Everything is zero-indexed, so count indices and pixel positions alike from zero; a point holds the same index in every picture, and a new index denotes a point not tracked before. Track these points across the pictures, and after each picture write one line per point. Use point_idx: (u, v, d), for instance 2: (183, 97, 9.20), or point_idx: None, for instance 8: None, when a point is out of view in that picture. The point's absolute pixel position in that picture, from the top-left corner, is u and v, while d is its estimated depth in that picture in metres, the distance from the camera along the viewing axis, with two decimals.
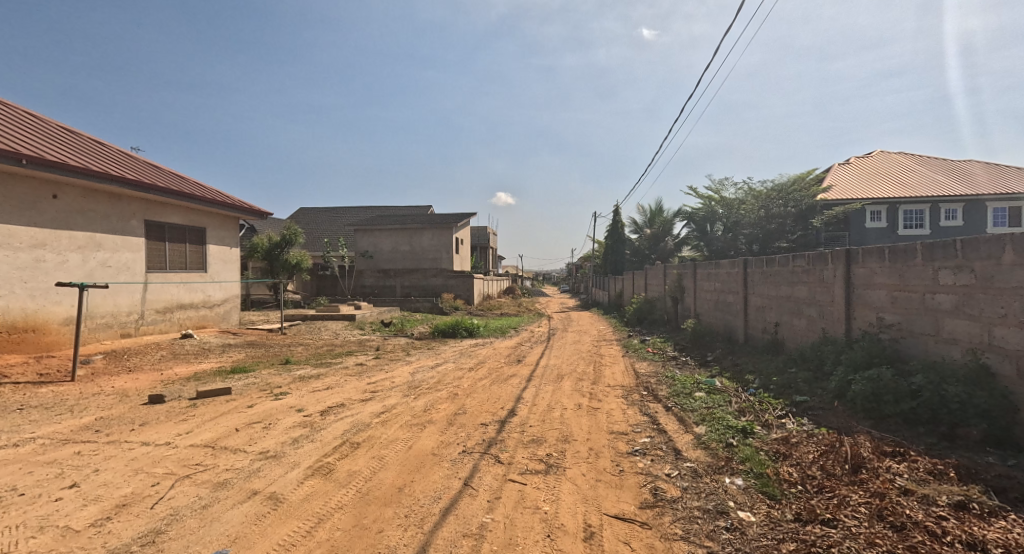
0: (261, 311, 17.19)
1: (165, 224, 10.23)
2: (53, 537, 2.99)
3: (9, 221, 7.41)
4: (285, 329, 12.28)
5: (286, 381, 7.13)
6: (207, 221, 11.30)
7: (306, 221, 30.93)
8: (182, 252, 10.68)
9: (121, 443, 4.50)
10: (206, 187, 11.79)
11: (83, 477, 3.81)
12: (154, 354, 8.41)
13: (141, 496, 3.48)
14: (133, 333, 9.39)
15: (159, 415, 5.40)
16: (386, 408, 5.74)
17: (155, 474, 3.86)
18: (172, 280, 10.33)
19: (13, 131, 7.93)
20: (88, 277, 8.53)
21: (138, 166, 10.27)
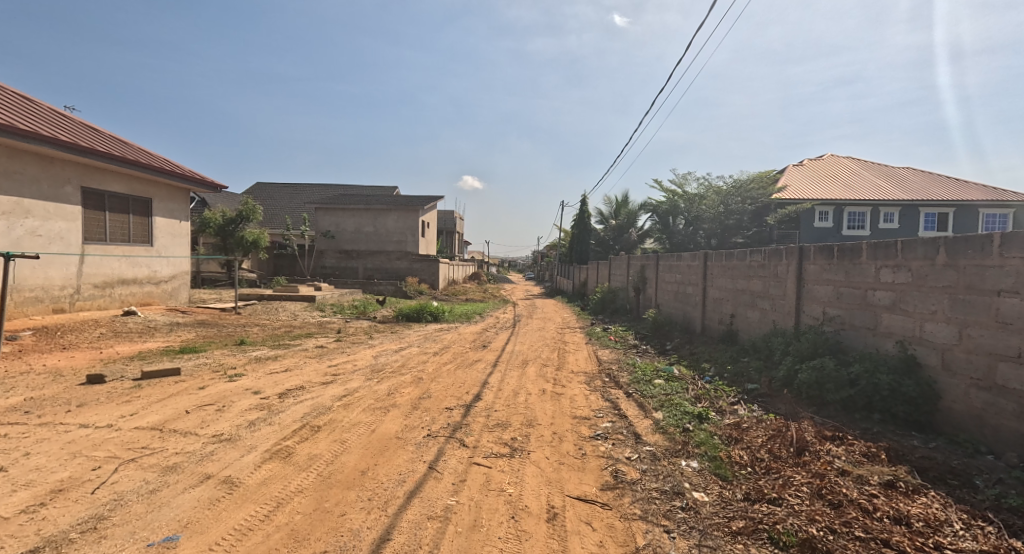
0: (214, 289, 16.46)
1: (106, 192, 9.55)
2: None
3: None
4: (240, 308, 11.81)
5: (241, 362, 6.89)
6: (152, 192, 10.61)
7: (263, 197, 29.60)
8: (125, 223, 10.01)
9: (56, 426, 4.22)
10: (153, 155, 11.06)
11: (12, 461, 3.55)
12: (93, 331, 7.90)
13: (82, 481, 3.30)
14: (68, 308, 8.76)
15: (99, 396, 5.09)
16: (348, 391, 5.66)
17: (95, 458, 3.65)
18: (113, 254, 9.69)
19: None
20: (14, 246, 7.87)
21: (75, 128, 9.50)
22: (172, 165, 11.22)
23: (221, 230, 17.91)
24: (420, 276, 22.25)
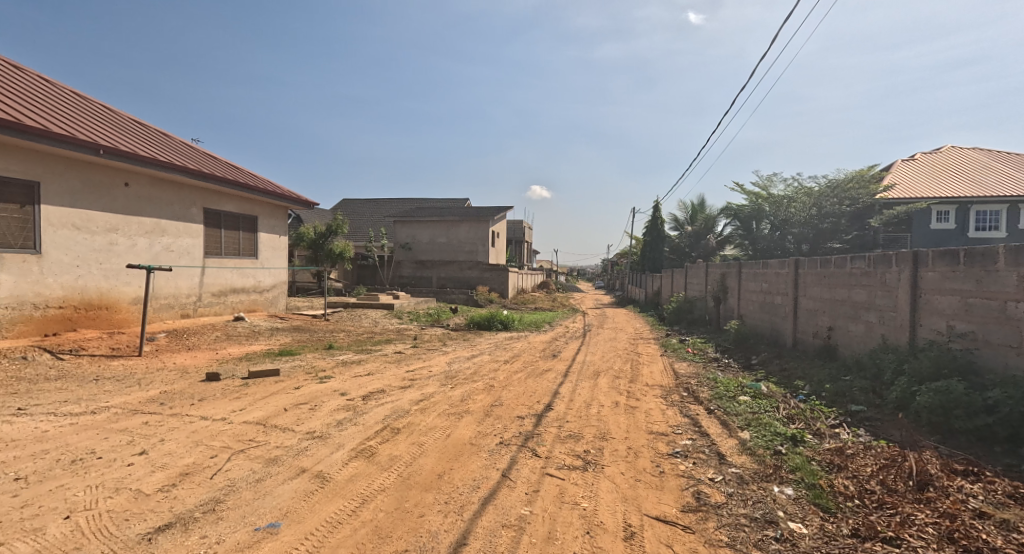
0: (306, 298, 17.85)
1: (222, 211, 10.69)
2: (128, 498, 3.18)
3: (89, 206, 7.87)
4: (328, 315, 12.69)
5: (330, 365, 7.37)
6: (259, 210, 11.74)
7: (348, 212, 31.78)
8: (237, 238, 11.16)
9: (183, 417, 4.76)
10: (259, 177, 12.24)
11: (150, 445, 4.04)
12: (210, 334, 8.88)
13: (202, 466, 3.67)
14: (192, 314, 9.90)
15: (216, 392, 5.67)
16: (425, 396, 5.84)
17: (213, 446, 4.06)
18: (227, 265, 10.82)
19: (88, 123, 8.37)
20: (154, 260, 9.01)
21: (197, 156, 10.74)
22: (274, 186, 12.35)
23: (313, 243, 19.48)
24: (490, 285, 22.67)
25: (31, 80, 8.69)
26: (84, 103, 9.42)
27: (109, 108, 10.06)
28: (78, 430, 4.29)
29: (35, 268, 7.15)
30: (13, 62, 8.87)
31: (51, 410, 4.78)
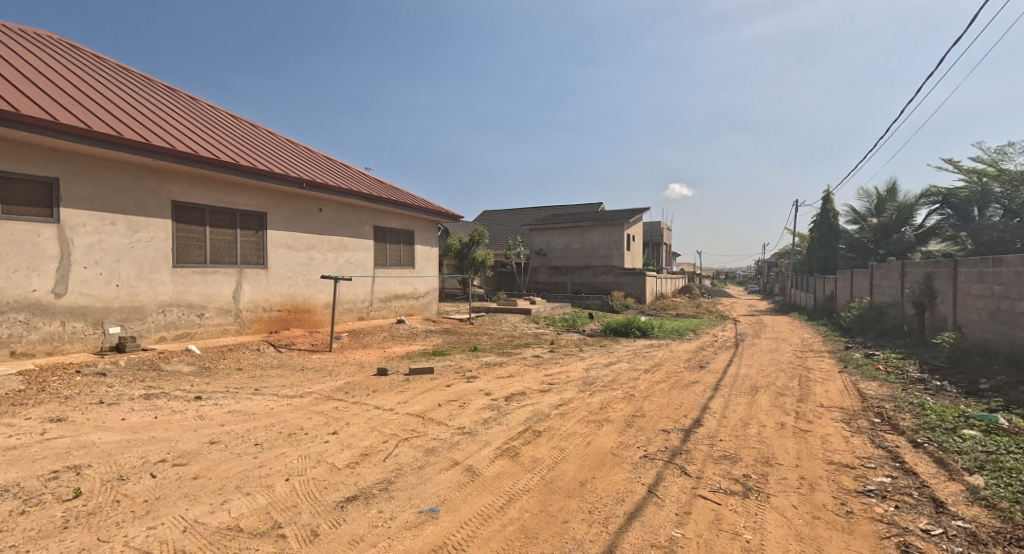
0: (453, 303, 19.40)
1: (389, 228, 12.12)
2: (326, 469, 3.78)
3: (295, 229, 9.51)
4: (473, 319, 13.62)
5: (475, 366, 7.89)
6: (415, 225, 13.07)
7: (489, 222, 33.82)
8: (399, 250, 12.56)
9: (362, 405, 5.54)
10: (416, 196, 13.68)
11: (339, 427, 4.77)
12: (380, 334, 10.21)
13: (377, 450, 4.22)
14: (366, 316, 11.43)
15: (384, 385, 6.48)
16: (564, 401, 5.90)
17: (385, 433, 4.64)
18: (391, 275, 12.17)
19: (293, 162, 10.12)
20: (340, 271, 10.52)
21: (368, 182, 12.36)
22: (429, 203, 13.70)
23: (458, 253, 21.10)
24: (627, 290, 22.05)
25: (253, 133, 10.87)
26: (287, 146, 11.47)
27: (308, 149, 12.27)
28: (292, 409, 5.28)
29: (264, 279, 8.94)
30: (243, 120, 11.22)
31: (273, 392, 5.95)
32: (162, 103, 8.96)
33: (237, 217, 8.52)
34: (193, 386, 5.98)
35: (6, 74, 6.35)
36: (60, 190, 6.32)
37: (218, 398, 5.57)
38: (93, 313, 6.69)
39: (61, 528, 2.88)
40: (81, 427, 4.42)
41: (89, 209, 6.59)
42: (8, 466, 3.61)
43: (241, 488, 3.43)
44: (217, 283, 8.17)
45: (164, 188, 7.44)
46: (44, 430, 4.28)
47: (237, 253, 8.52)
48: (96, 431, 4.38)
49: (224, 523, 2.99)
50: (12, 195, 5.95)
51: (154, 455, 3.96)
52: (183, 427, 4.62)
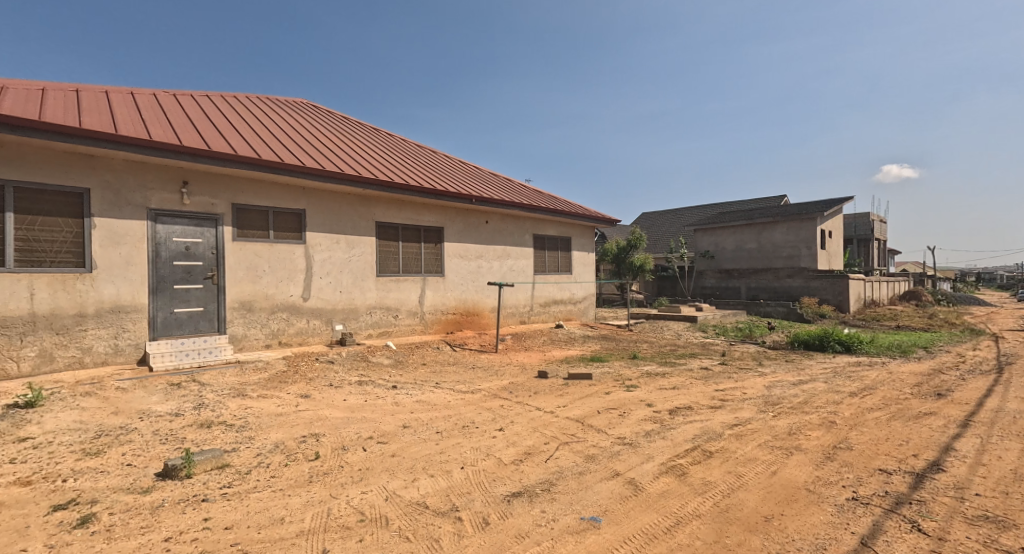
0: (611, 309, 19.11)
1: (549, 236, 12.52)
2: (494, 463, 4.07)
3: (466, 241, 10.48)
4: (633, 326, 13.24)
5: (636, 374, 7.64)
6: (574, 231, 13.22)
7: (649, 224, 32.55)
8: (556, 258, 12.81)
9: (524, 405, 5.81)
10: (574, 203, 13.90)
11: (505, 424, 5.09)
12: (539, 338, 10.62)
13: (539, 450, 4.38)
14: (527, 320, 11.97)
15: (545, 387, 6.71)
16: (740, 421, 5.32)
17: (546, 434, 4.80)
18: (549, 281, 12.52)
19: (463, 180, 11.16)
20: (504, 277, 11.25)
21: (528, 193, 12.97)
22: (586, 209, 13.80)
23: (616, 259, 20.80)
24: (821, 296, 18.95)
25: (431, 158, 12.33)
26: (458, 166, 12.71)
27: (476, 168, 13.49)
28: (465, 403, 5.81)
29: (441, 285, 10.04)
30: (423, 149, 12.83)
31: (448, 386, 6.65)
32: (364, 142, 10.79)
33: (422, 232, 9.75)
34: (388, 376, 7.04)
35: (268, 136, 8.38)
36: (304, 218, 8.03)
37: (408, 388, 6.44)
38: (328, 314, 8.33)
39: (306, 481, 3.66)
40: (317, 403, 5.56)
41: (322, 232, 8.25)
42: (272, 427, 4.73)
43: (427, 470, 3.89)
44: (407, 289, 9.45)
45: (369, 211, 8.91)
46: (295, 403, 5.51)
47: (421, 263, 9.73)
48: (328, 407, 5.47)
49: (414, 498, 3.43)
50: (278, 224, 7.78)
51: (364, 432, 4.76)
52: (384, 411, 5.46)
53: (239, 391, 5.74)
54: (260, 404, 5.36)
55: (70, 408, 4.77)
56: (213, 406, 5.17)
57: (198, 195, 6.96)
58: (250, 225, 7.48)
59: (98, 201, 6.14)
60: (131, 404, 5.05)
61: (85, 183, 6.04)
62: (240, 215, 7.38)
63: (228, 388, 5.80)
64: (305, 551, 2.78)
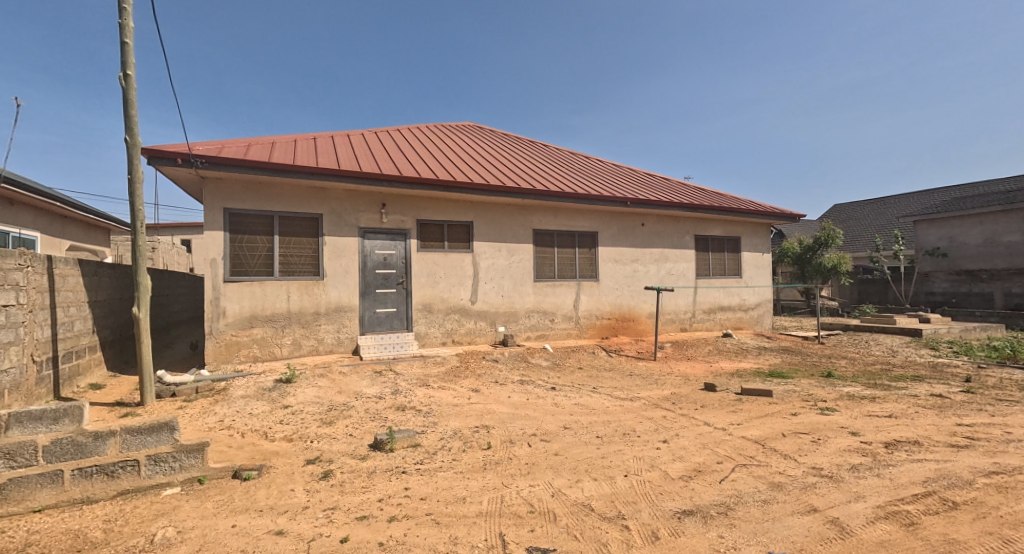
0: (791, 317, 16.82)
1: (712, 236, 11.61)
2: (659, 476, 3.97)
3: (621, 245, 10.37)
4: (824, 338, 11.45)
5: (832, 396, 6.59)
6: (744, 230, 12.01)
7: (846, 218, 27.71)
8: (723, 260, 11.79)
9: (691, 418, 5.52)
10: (743, 199, 12.64)
11: (669, 436, 4.91)
12: (704, 347, 9.93)
13: (710, 469, 4.13)
14: (689, 328, 11.27)
15: (715, 402, 6.25)
16: (1001, 468, 4.18)
17: (718, 453, 4.49)
18: (715, 285, 11.61)
19: (618, 184, 11.05)
20: (661, 282, 10.81)
21: (689, 191, 12.24)
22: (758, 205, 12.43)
23: (799, 259, 18.28)
24: None
25: (586, 164, 12.53)
26: (613, 170, 12.66)
27: (631, 170, 13.25)
28: (625, 411, 5.77)
29: (596, 290, 10.10)
30: (578, 156, 13.12)
31: (607, 392, 6.66)
32: (523, 155, 11.48)
33: (576, 237, 9.96)
34: (548, 377, 7.34)
35: (442, 158, 9.49)
36: (472, 229, 8.86)
37: (566, 391, 6.64)
38: (491, 316, 9.05)
39: (481, 468, 4.07)
40: (485, 397, 6.11)
41: (487, 241, 9.01)
42: (451, 415, 5.35)
43: (589, 473, 4.00)
44: (562, 293, 9.73)
45: (528, 219, 9.43)
46: (468, 396, 6.14)
47: (576, 268, 9.93)
48: (494, 402, 5.97)
49: (578, 498, 3.56)
50: (452, 235, 8.73)
51: (528, 428, 5.08)
52: (545, 410, 5.74)
53: (424, 382, 6.62)
54: (441, 395, 6.10)
55: (311, 385, 6.07)
56: (405, 393, 6.06)
57: (392, 214, 8.21)
58: (430, 238, 8.56)
59: (326, 224, 7.68)
60: (347, 385, 6.22)
61: (317, 209, 7.62)
62: (422, 228, 8.49)
63: (415, 378, 6.73)
64: (484, 530, 3.12)
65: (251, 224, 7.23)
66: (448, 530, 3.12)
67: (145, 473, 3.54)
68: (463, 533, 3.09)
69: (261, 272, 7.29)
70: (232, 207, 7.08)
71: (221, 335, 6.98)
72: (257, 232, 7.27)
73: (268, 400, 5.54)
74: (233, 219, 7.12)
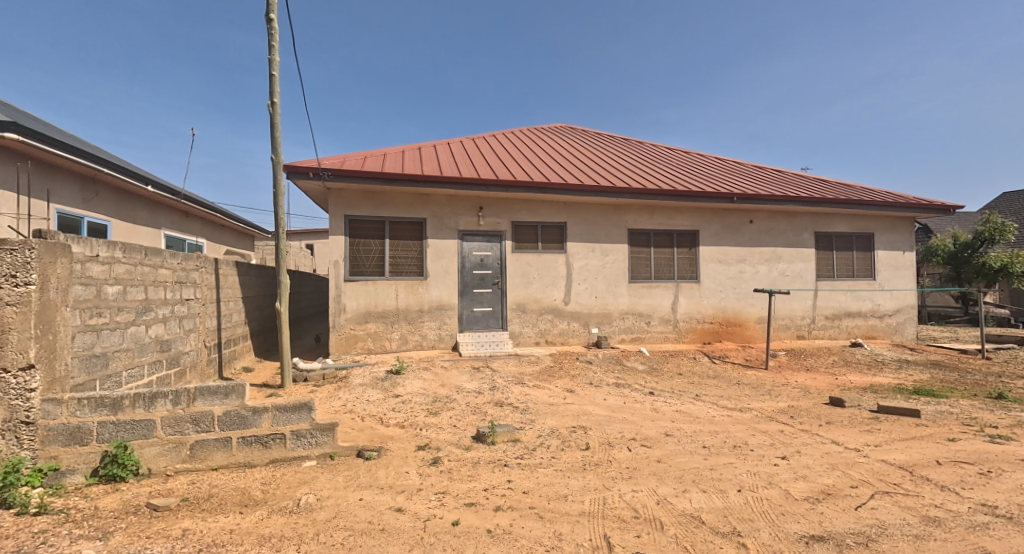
0: (941, 327, 14.50)
1: (833, 233, 10.43)
2: (779, 494, 3.66)
3: (725, 243, 9.73)
4: (987, 353, 9.72)
5: (1002, 421, 5.56)
6: (875, 226, 10.63)
7: (1017, 210, 23.27)
8: (850, 259, 10.55)
9: (814, 435, 5.00)
10: (873, 191, 11.20)
11: (789, 453, 4.49)
12: (827, 358, 8.94)
13: (843, 493, 3.71)
14: (808, 335, 10.23)
15: (844, 418, 5.60)
16: None
17: (851, 476, 4.01)
18: (840, 288, 10.43)
19: (723, 179, 10.38)
20: (772, 284, 9.95)
21: (806, 184, 11.13)
22: (891, 197, 10.93)
23: (955, 257, 15.76)
24: None
25: (686, 159, 11.96)
26: (716, 164, 11.93)
27: (736, 163, 12.37)
28: (735, 422, 5.38)
29: (697, 292, 9.57)
30: (677, 152, 12.56)
31: (713, 400, 6.26)
32: (618, 154, 11.24)
33: (674, 236, 9.52)
34: (647, 382, 7.10)
35: (537, 160, 9.62)
36: (566, 229, 8.86)
37: (666, 397, 6.36)
38: (585, 317, 8.96)
39: (581, 467, 4.04)
40: (581, 399, 6.05)
41: (581, 241, 8.95)
42: (548, 414, 5.38)
43: (697, 483, 3.79)
44: (659, 295, 9.35)
45: (622, 219, 9.21)
46: (564, 396, 6.13)
47: (674, 269, 9.50)
48: (590, 403, 5.89)
49: (686, 509, 3.39)
50: (546, 236, 8.81)
51: (627, 432, 4.95)
52: (644, 415, 5.55)
53: (519, 380, 6.73)
54: (537, 393, 6.16)
55: (417, 378, 6.46)
56: (502, 389, 6.21)
57: (489, 216, 8.48)
58: (525, 239, 8.70)
59: (429, 227, 8.15)
60: (449, 379, 6.53)
61: (421, 214, 8.12)
62: (518, 230, 8.67)
63: (512, 375, 6.87)
64: (588, 530, 3.11)
65: (365, 229, 7.88)
66: (552, 526, 3.15)
67: (290, 446, 4.06)
68: (567, 530, 3.10)
69: (374, 273, 7.92)
70: (351, 214, 7.79)
71: (342, 329, 7.71)
72: (370, 235, 7.91)
73: (382, 389, 5.99)
74: (351, 225, 7.82)
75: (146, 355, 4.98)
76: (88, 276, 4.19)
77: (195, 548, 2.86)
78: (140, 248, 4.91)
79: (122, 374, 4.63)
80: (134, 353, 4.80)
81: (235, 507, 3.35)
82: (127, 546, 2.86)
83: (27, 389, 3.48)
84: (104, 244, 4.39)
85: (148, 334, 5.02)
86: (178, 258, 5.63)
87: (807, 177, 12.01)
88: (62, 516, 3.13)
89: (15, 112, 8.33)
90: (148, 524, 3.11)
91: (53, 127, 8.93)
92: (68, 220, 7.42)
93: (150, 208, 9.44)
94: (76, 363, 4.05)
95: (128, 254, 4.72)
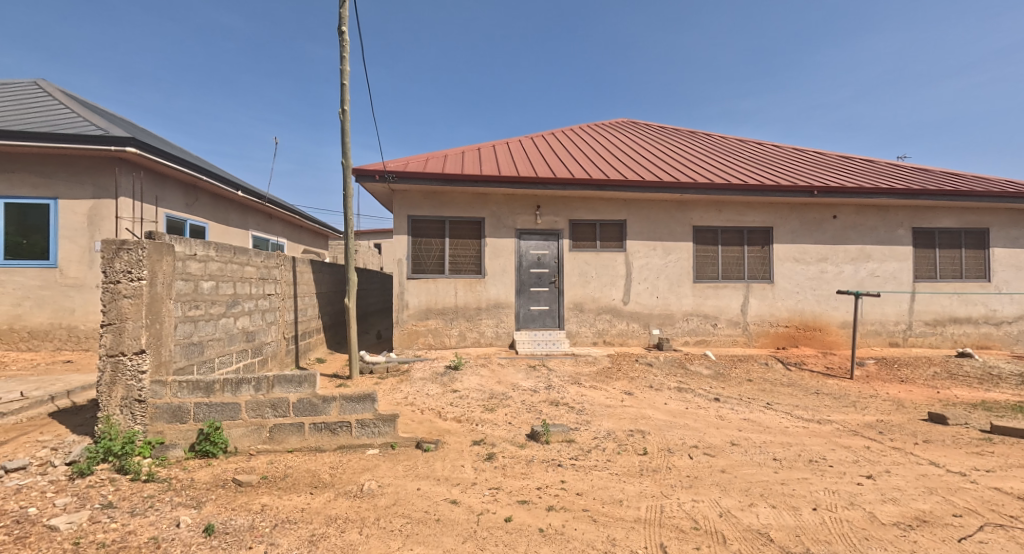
0: None
1: (936, 229, 9.29)
2: (863, 517, 3.33)
3: (804, 240, 8.99)
4: None
5: None
6: (990, 220, 9.35)
7: None
8: (957, 258, 9.35)
9: (908, 454, 4.49)
10: (988, 181, 9.85)
11: (876, 472, 4.07)
12: (927, 369, 7.99)
13: (942, 521, 3.30)
14: (902, 343, 9.22)
15: (946, 438, 4.98)
16: None
17: (954, 503, 3.56)
18: (944, 290, 9.28)
19: (803, 170, 9.61)
20: (859, 285, 9.05)
21: (903, 175, 10.03)
22: (1011, 187, 9.56)
23: None
24: None
25: (761, 151, 11.20)
26: (795, 155, 11.07)
27: (818, 154, 11.40)
28: (811, 435, 4.96)
29: (770, 293, 8.93)
30: (750, 143, 11.80)
31: (787, 410, 5.82)
32: (685, 148, 10.78)
33: (745, 234, 8.96)
34: (713, 387, 6.74)
35: (599, 157, 9.46)
36: (627, 227, 8.62)
37: (733, 404, 6.01)
38: (645, 318, 8.68)
39: (637, 473, 3.93)
40: (640, 402, 5.88)
41: (642, 239, 8.67)
42: (604, 416, 5.28)
43: (766, 498, 3.55)
44: (727, 296, 8.85)
45: (688, 216, 8.80)
46: (621, 398, 5.98)
47: (745, 268, 8.94)
48: (649, 407, 5.70)
49: (753, 524, 3.19)
50: (605, 235, 8.63)
51: (688, 439, 4.73)
52: (707, 422, 5.28)
53: (576, 380, 6.66)
54: (594, 395, 6.06)
55: (474, 374, 6.59)
56: (559, 389, 6.18)
57: (547, 215, 8.46)
58: (583, 237, 8.59)
59: (488, 226, 8.29)
60: (505, 377, 6.60)
61: (480, 213, 8.27)
62: (576, 228, 8.58)
63: (568, 375, 6.81)
64: (644, 537, 3.01)
65: (427, 229, 8.17)
66: (606, 530, 3.09)
67: (355, 434, 4.31)
68: (621, 536, 3.03)
69: (435, 271, 8.18)
70: (414, 214, 8.10)
71: (405, 325, 8.05)
72: (431, 235, 8.18)
73: (441, 384, 6.19)
74: (414, 225, 8.14)
75: (234, 345, 5.51)
76: (188, 273, 4.68)
77: (272, 522, 3.13)
78: (231, 248, 5.42)
79: (215, 360, 5.16)
80: (225, 342, 5.33)
81: (306, 488, 3.62)
82: (216, 515, 3.18)
83: (139, 371, 3.98)
84: (201, 245, 4.89)
85: (236, 325, 5.54)
86: (262, 257, 6.15)
87: (903, 167, 10.82)
88: (165, 484, 3.55)
89: (135, 127, 9.52)
90: (233, 497, 3.43)
91: (163, 141, 10.07)
92: (174, 222, 8.37)
93: (240, 211, 10.40)
94: (178, 350, 4.56)
95: (220, 253, 5.22)
